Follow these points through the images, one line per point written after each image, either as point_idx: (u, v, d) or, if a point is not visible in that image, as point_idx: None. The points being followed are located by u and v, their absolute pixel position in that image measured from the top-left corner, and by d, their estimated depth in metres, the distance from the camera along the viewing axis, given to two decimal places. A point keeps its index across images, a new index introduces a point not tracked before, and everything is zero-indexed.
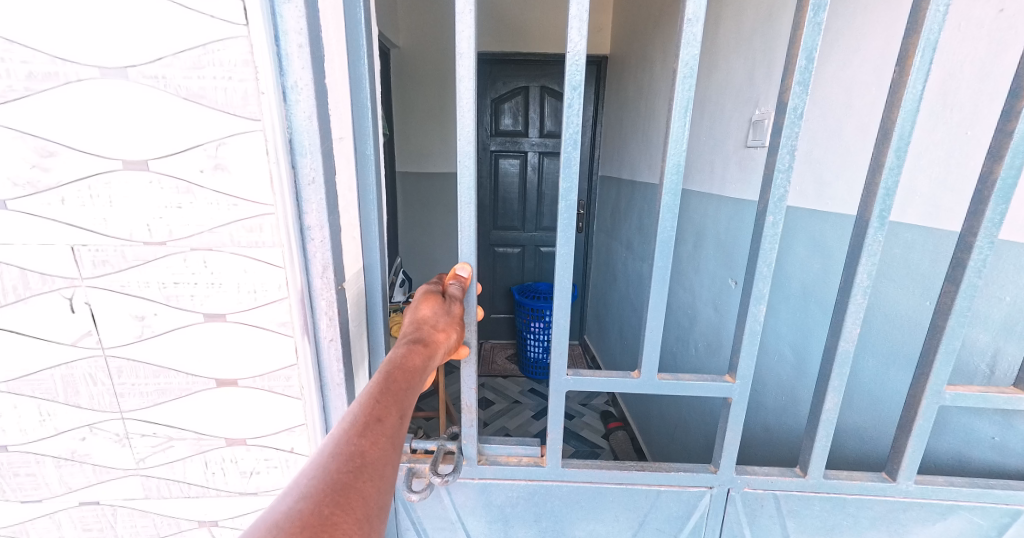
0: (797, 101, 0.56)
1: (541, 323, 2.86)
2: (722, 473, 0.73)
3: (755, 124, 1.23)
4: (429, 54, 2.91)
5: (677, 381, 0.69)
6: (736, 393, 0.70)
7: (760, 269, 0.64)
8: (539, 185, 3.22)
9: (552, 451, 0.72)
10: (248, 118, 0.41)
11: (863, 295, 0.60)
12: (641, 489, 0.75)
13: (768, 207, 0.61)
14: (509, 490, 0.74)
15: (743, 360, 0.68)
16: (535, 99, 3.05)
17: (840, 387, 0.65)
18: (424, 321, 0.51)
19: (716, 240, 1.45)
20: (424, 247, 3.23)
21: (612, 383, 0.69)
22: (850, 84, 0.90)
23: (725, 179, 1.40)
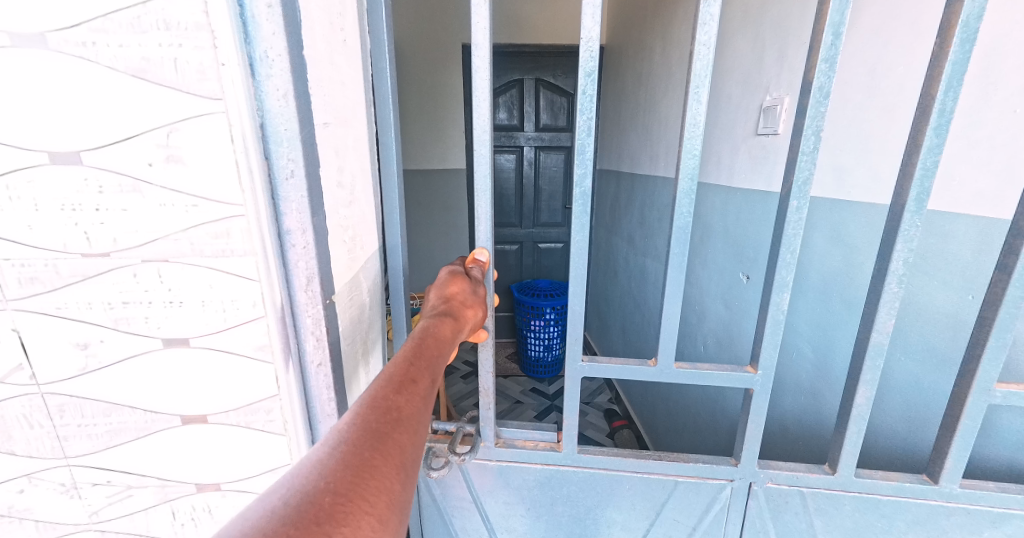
0: (823, 79, 0.52)
1: (539, 321, 2.82)
2: (743, 465, 0.69)
3: (766, 110, 1.17)
4: (420, 47, 2.83)
5: (694, 371, 0.65)
6: (758, 385, 0.65)
7: (784, 257, 0.59)
8: (536, 180, 3.16)
9: (567, 436, 0.69)
10: (207, 97, 0.36)
11: (897, 284, 0.55)
12: (659, 480, 0.70)
13: (791, 192, 0.57)
14: (522, 476, 0.71)
15: (766, 349, 0.64)
16: (530, 92, 2.98)
17: (873, 381, 0.61)
18: (453, 296, 0.53)
19: (724, 233, 1.41)
20: (419, 246, 3.17)
21: (628, 373, 0.66)
22: (871, 64, 0.85)
23: (732, 167, 1.35)
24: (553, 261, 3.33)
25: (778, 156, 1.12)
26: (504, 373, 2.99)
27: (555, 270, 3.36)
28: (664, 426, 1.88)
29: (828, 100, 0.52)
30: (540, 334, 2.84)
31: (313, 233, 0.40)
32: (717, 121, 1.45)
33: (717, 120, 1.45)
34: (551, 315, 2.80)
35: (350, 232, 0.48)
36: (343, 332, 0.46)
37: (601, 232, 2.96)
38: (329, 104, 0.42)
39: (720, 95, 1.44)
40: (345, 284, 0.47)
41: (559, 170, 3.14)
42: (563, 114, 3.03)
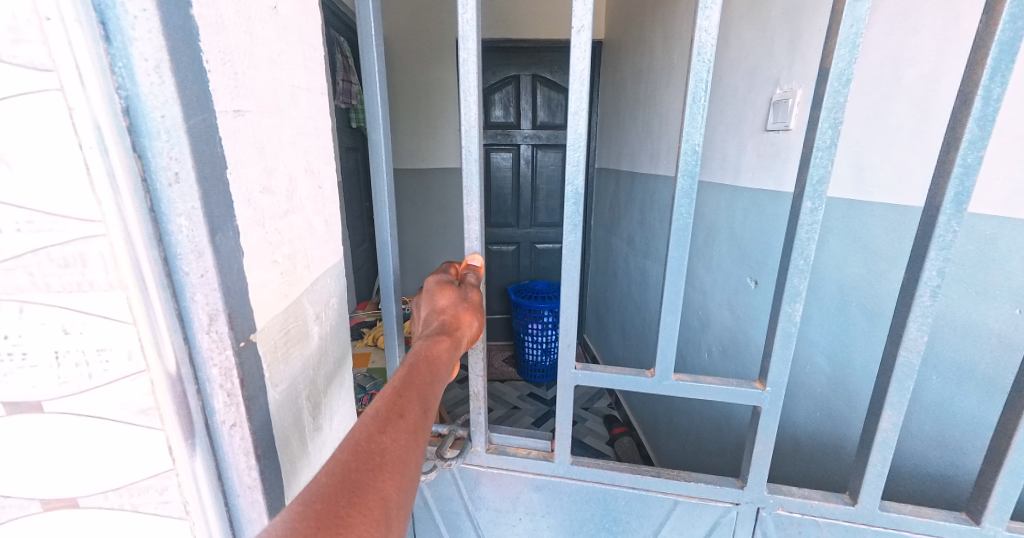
0: (845, 64, 0.46)
1: (537, 324, 2.75)
2: (750, 487, 0.64)
3: (776, 104, 1.09)
4: (413, 43, 2.75)
5: (694, 382, 0.64)
6: (766, 402, 0.62)
7: (796, 263, 0.55)
8: (533, 179, 3.08)
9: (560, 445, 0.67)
10: (32, 69, 0.26)
11: (928, 297, 0.49)
12: (657, 498, 0.67)
13: (804, 192, 0.51)
14: (516, 483, 0.70)
15: (775, 365, 0.60)
16: (527, 88, 2.90)
17: (900, 403, 0.55)
18: (444, 314, 0.52)
19: (730, 235, 1.33)
20: (413, 248, 3.10)
21: (622, 380, 0.65)
22: (895, 52, 0.78)
23: (738, 166, 1.28)
24: (551, 262, 3.26)
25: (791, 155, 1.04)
26: (501, 377, 2.92)
27: (553, 272, 3.29)
28: (667, 435, 1.81)
29: (848, 87, 0.47)
30: (538, 337, 2.78)
31: (213, 252, 0.33)
32: (721, 117, 1.38)
33: (721, 116, 1.38)
34: (548, 318, 2.72)
35: (284, 245, 0.41)
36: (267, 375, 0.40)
37: (600, 233, 2.89)
38: (236, 82, 0.34)
39: (724, 90, 1.37)
40: (268, 321, 0.40)
41: (557, 169, 3.06)
42: (560, 112, 2.95)
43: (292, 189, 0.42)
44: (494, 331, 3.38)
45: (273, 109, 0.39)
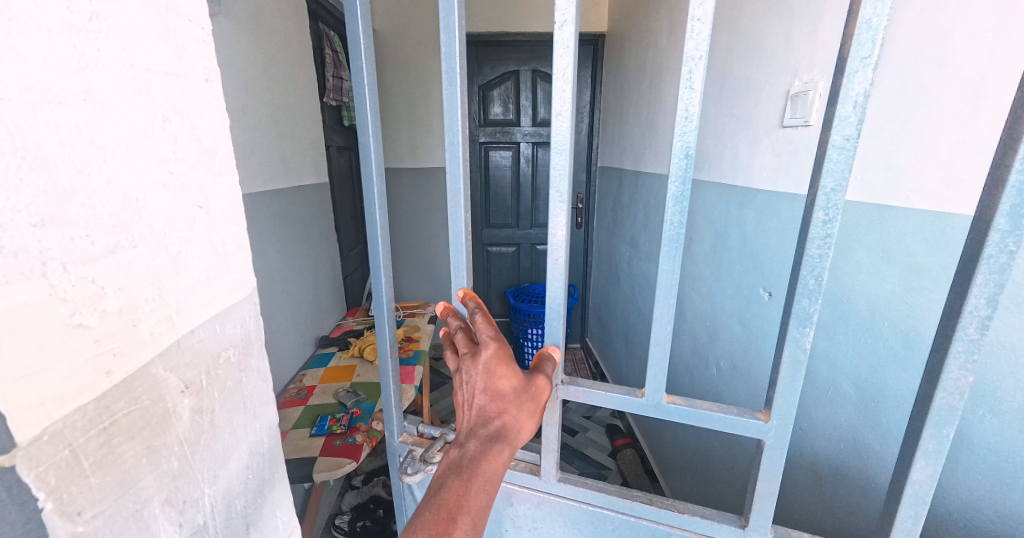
0: (871, 53, 0.41)
1: (536, 330, 2.67)
2: (753, 526, 0.62)
3: (795, 97, 0.99)
4: (408, 39, 2.67)
5: (688, 408, 0.60)
6: (771, 436, 0.57)
7: (807, 282, 0.50)
8: (534, 178, 2.98)
9: (548, 465, 0.69)
10: None
11: (976, 328, 0.44)
12: (650, 526, 0.67)
13: (816, 201, 0.47)
14: (505, 494, 0.74)
15: (781, 395, 0.55)
16: (527, 84, 2.80)
17: (936, 451, 0.49)
18: (504, 411, 0.53)
19: (741, 242, 1.22)
20: (410, 250, 3.03)
21: (613, 397, 0.63)
22: (942, 35, 0.66)
23: (750, 165, 1.17)
24: None
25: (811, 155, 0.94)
26: None
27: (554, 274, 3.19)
28: (671, 452, 1.72)
29: (872, 77, 0.41)
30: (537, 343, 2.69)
31: None
32: (732, 111, 1.26)
33: (731, 111, 1.27)
34: None
35: (104, 300, 0.29)
36: (48, 509, 0.26)
37: (602, 234, 2.78)
38: None
39: (734, 83, 1.26)
40: (54, 419, 0.26)
41: None
42: None
43: (126, 215, 0.30)
44: None
45: (83, 96, 0.27)
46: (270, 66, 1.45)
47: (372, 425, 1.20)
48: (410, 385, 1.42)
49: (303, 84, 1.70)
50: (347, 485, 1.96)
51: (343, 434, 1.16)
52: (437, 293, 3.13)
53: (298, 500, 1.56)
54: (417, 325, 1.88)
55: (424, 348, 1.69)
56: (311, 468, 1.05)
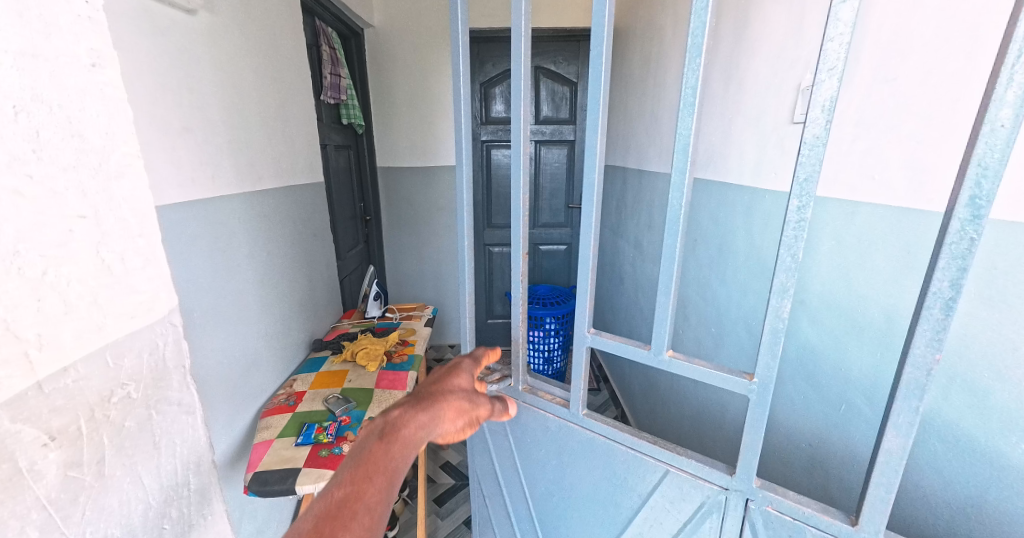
0: (836, 61, 0.49)
1: (537, 332, 2.62)
2: (738, 477, 0.71)
3: (806, 92, 0.93)
4: (408, 35, 2.63)
5: (689, 365, 0.70)
6: (755, 395, 0.66)
7: (784, 260, 0.58)
8: (537, 177, 2.93)
9: (574, 401, 0.87)
10: None
11: (939, 306, 0.50)
12: (652, 461, 0.81)
13: (792, 190, 0.55)
14: (543, 421, 0.95)
15: (764, 360, 0.64)
16: (529, 80, 2.73)
17: (905, 420, 0.55)
18: (440, 391, 0.66)
19: (748, 245, 1.16)
20: (411, 250, 3.01)
21: (628, 349, 0.76)
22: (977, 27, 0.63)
23: (757, 164, 1.11)
24: (555, 264, 3.11)
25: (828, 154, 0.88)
26: None
27: (557, 274, 3.13)
28: None
29: (839, 83, 0.50)
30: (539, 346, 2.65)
31: None
32: (739, 106, 1.20)
33: (739, 106, 1.21)
34: (551, 325, 2.59)
35: None
36: None
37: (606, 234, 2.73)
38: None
39: (741, 77, 1.20)
40: None
41: (561, 166, 2.90)
42: (565, 105, 2.79)
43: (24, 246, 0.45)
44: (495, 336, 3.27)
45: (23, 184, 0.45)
46: (260, 62, 1.42)
47: None
48: (401, 392, 1.37)
49: (298, 82, 1.66)
50: None
51: (330, 444, 1.12)
52: (439, 293, 3.11)
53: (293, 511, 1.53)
54: (413, 328, 1.83)
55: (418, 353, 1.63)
56: (293, 480, 1.01)
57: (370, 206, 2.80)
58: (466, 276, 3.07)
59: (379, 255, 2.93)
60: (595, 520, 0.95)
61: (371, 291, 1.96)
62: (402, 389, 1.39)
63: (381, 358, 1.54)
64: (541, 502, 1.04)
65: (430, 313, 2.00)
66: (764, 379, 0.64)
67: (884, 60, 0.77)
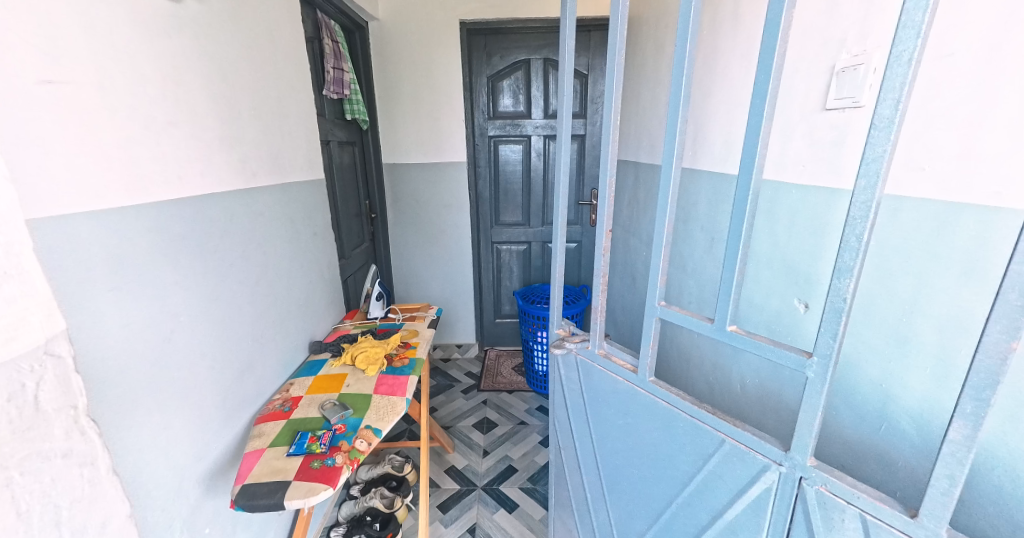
0: (911, 47, 0.48)
1: (546, 333, 2.55)
2: (792, 453, 0.67)
3: (842, 76, 0.83)
4: (413, 27, 2.56)
5: (749, 339, 0.69)
6: (812, 373, 0.63)
7: (849, 240, 0.55)
8: (546, 173, 2.84)
9: (642, 365, 0.88)
10: None
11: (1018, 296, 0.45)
12: (708, 431, 0.79)
13: (858, 169, 0.53)
14: (613, 383, 0.97)
15: (823, 337, 0.60)
16: (538, 72, 2.65)
17: (972, 415, 0.50)
18: None
19: (770, 247, 1.06)
20: (417, 248, 2.96)
21: (691, 320, 0.77)
22: None
23: (781, 155, 1.02)
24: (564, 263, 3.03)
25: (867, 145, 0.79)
26: (509, 388, 2.77)
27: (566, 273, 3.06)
28: None
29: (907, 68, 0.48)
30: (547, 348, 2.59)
31: None
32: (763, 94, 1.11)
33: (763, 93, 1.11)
34: None
35: None
36: None
37: (618, 232, 2.63)
38: None
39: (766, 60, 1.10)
40: None
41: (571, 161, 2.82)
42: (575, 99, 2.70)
43: None
44: (503, 335, 3.21)
45: None
46: (253, 53, 1.36)
47: (354, 444, 1.10)
48: (400, 398, 1.31)
49: (297, 75, 1.61)
50: (346, 495, 1.90)
51: (323, 455, 1.06)
52: (445, 292, 3.05)
53: (290, 517, 1.48)
54: (415, 330, 1.77)
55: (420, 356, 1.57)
56: (282, 494, 0.95)
57: (375, 204, 2.75)
58: (473, 274, 3.01)
59: (385, 253, 2.88)
60: (653, 485, 0.94)
61: (373, 291, 1.90)
62: (401, 395, 1.33)
63: (381, 362, 1.48)
64: (607, 463, 1.06)
65: (434, 313, 1.94)
66: (825, 357, 0.60)
67: (936, 34, 0.67)
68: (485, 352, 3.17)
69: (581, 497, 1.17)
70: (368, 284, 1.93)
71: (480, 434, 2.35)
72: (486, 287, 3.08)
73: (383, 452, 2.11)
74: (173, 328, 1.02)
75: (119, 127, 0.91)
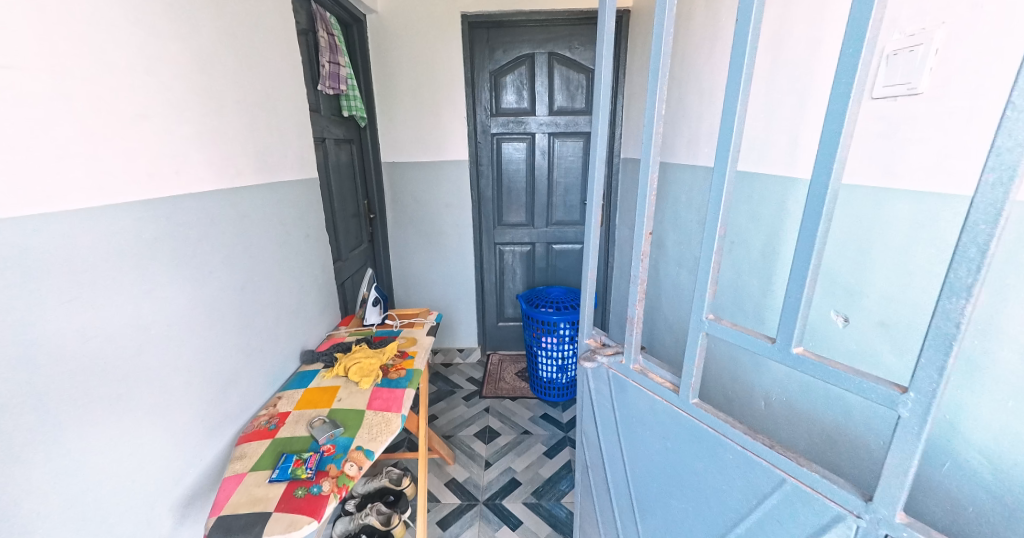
0: None
1: (551, 338, 2.46)
2: (876, 505, 0.56)
3: (892, 62, 0.73)
4: (413, 20, 2.46)
5: (823, 364, 0.58)
6: (908, 413, 0.52)
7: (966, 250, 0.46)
8: (550, 172, 2.74)
9: (683, 385, 0.77)
10: None
11: None
12: (765, 467, 0.68)
13: (986, 162, 0.45)
14: (649, 402, 0.86)
15: (926, 369, 0.50)
16: (542, 67, 2.55)
17: None
18: None
19: None
20: (418, 249, 2.87)
21: (747, 339, 0.67)
22: None
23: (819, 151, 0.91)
24: (569, 264, 2.93)
25: (930, 138, 0.68)
26: (512, 394, 2.68)
27: (571, 275, 2.95)
28: None
29: None
30: (552, 354, 2.49)
31: None
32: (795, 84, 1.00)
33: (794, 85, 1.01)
34: (564, 331, 2.43)
35: None
36: None
37: (624, 233, 2.53)
38: None
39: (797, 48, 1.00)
40: None
41: (577, 160, 2.72)
42: (580, 94, 2.60)
43: None
44: (506, 339, 3.12)
45: None
46: (238, 44, 1.26)
47: (344, 469, 1.00)
48: (395, 414, 1.21)
49: (288, 69, 1.51)
50: (341, 510, 1.80)
51: (308, 481, 0.97)
52: (446, 295, 2.96)
53: None
54: (413, 337, 1.68)
55: (417, 367, 1.47)
56: (260, 529, 0.86)
57: (374, 204, 2.67)
58: (475, 276, 2.91)
59: (384, 254, 2.79)
60: (694, 522, 0.83)
61: (369, 296, 1.81)
62: (396, 411, 1.23)
63: (375, 374, 1.39)
64: (640, 489, 0.95)
65: (433, 319, 1.85)
66: (926, 396, 0.50)
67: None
68: (488, 357, 3.08)
69: (611, 521, 1.07)
70: (364, 289, 1.84)
71: (481, 443, 2.26)
72: (489, 290, 2.98)
73: (381, 464, 2.02)
74: (142, 344, 0.93)
75: (77, 123, 0.82)
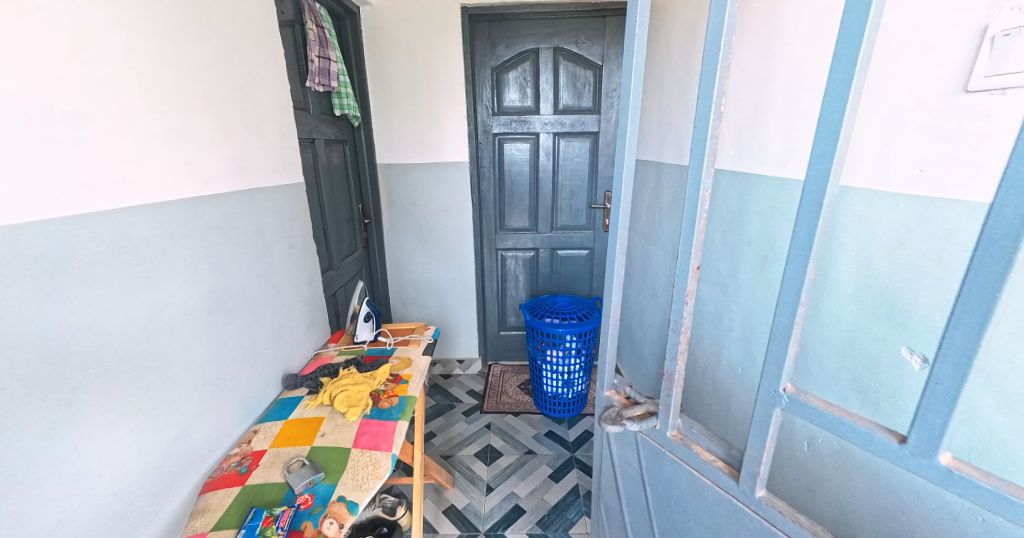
0: None
1: (556, 351, 2.31)
2: None
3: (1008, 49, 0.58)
4: (409, 12, 2.31)
5: (981, 484, 0.45)
6: None
7: None
8: (555, 173, 2.59)
9: (748, 472, 0.62)
10: None
11: None
12: None
13: None
14: (693, 483, 0.71)
15: None
16: (547, 63, 2.40)
17: None
18: None
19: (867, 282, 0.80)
20: (416, 255, 2.72)
21: (856, 431, 0.53)
22: None
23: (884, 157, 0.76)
24: (574, 271, 2.78)
25: None
26: (515, 410, 2.53)
27: (577, 282, 2.81)
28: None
29: None
30: (557, 368, 2.34)
31: None
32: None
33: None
34: (570, 344, 2.28)
35: None
36: None
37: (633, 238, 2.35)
38: None
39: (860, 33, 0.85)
40: None
41: (584, 161, 2.56)
42: (588, 92, 2.45)
43: None
44: (508, 349, 2.97)
45: None
46: (209, 33, 1.11)
47: (322, 528, 0.87)
48: (384, 454, 1.07)
49: (270, 62, 1.36)
50: None
51: None
52: (445, 303, 2.81)
53: None
54: (408, 358, 1.53)
55: (411, 393, 1.32)
56: None
57: (369, 208, 2.53)
58: (475, 284, 2.76)
59: (379, 261, 2.65)
60: None
61: (360, 312, 1.66)
62: (386, 450, 1.09)
63: (365, 402, 1.24)
64: None
65: (430, 337, 1.70)
66: None
67: None
68: (488, 368, 2.93)
69: None
70: (355, 302, 1.69)
71: (482, 465, 2.11)
72: (490, 297, 2.83)
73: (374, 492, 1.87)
74: (76, 388, 0.77)
75: None
